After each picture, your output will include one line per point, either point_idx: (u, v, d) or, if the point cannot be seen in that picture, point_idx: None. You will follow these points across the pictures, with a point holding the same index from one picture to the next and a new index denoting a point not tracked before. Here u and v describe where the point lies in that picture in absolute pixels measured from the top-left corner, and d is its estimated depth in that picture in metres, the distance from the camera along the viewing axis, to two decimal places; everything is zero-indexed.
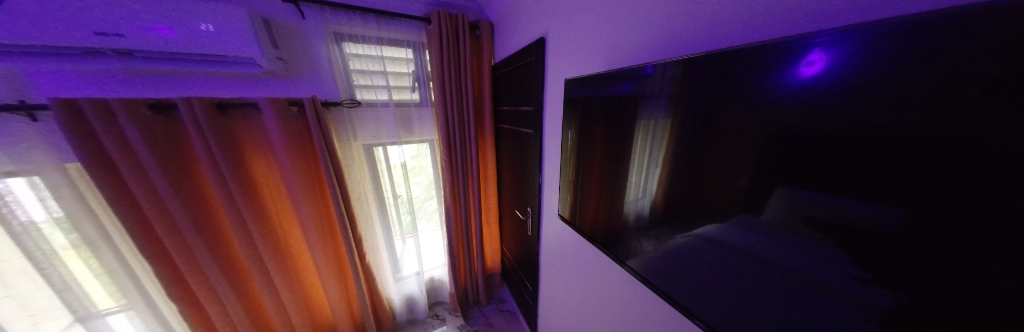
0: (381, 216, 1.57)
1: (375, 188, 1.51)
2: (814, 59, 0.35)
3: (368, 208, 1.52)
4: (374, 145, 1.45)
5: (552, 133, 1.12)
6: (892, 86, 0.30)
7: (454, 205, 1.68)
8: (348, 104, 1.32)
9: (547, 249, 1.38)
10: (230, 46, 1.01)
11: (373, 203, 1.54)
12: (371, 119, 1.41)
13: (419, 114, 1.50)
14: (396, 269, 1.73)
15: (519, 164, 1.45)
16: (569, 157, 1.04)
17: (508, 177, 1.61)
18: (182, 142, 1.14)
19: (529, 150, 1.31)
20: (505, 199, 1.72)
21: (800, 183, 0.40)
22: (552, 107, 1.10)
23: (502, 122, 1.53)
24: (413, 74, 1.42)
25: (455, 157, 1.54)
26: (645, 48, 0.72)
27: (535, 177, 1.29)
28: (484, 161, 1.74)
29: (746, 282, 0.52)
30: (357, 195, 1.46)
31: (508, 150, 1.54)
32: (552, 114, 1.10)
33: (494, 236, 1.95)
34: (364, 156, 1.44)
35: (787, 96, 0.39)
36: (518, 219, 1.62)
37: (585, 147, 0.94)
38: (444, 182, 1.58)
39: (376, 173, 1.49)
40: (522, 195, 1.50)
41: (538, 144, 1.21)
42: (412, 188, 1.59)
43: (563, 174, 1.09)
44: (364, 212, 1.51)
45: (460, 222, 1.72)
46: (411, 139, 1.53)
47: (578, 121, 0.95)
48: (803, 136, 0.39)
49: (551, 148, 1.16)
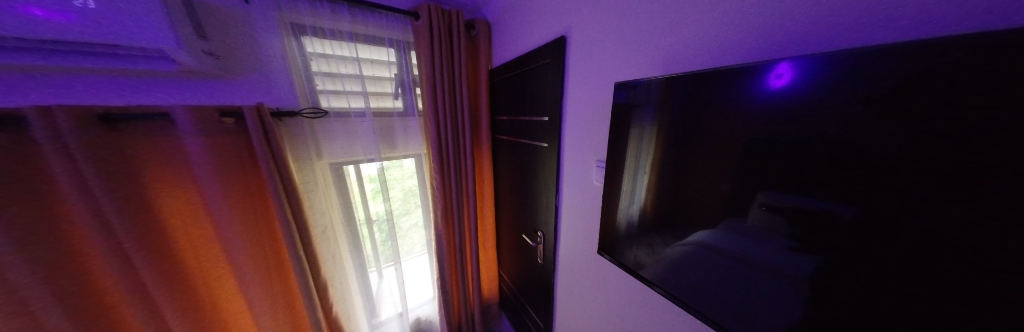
0: (353, 252, 1.24)
1: (346, 217, 1.19)
2: (783, 71, 0.37)
3: (339, 243, 1.20)
4: (346, 163, 1.15)
5: (576, 153, 0.88)
6: (863, 98, 0.30)
7: (447, 231, 1.41)
8: (309, 113, 1.03)
9: (559, 284, 1.15)
10: (130, 33, 0.70)
11: (344, 236, 1.21)
12: (341, 132, 1.12)
13: (403, 126, 1.25)
14: (372, 314, 1.38)
15: (522, 182, 1.25)
16: (586, 179, 0.85)
17: (506, 194, 1.41)
18: (39, 170, 0.76)
19: (540, 169, 1.08)
20: (502, 220, 1.52)
21: (781, 186, 0.39)
22: (570, 120, 0.89)
23: (500, 133, 1.35)
24: (397, 78, 1.18)
25: (448, 175, 1.30)
26: (687, 45, 0.57)
27: (547, 200, 1.07)
28: (480, 179, 1.51)
29: (756, 296, 0.46)
30: (321, 229, 1.12)
31: (506, 165, 1.35)
32: (574, 127, 0.87)
33: (491, 263, 1.68)
34: (335, 178, 1.14)
35: (761, 107, 0.39)
36: (519, 243, 1.41)
37: (592, 162, 0.81)
38: (435, 205, 1.33)
39: (347, 198, 1.17)
40: (524, 218, 1.30)
41: (551, 163, 0.99)
42: (395, 212, 1.31)
43: (585, 201, 0.88)
44: (331, 250, 1.17)
45: (454, 250, 1.45)
46: (391, 156, 1.25)
47: (604, 138, 0.76)
48: (778, 143, 0.38)
49: (566, 170, 0.94)
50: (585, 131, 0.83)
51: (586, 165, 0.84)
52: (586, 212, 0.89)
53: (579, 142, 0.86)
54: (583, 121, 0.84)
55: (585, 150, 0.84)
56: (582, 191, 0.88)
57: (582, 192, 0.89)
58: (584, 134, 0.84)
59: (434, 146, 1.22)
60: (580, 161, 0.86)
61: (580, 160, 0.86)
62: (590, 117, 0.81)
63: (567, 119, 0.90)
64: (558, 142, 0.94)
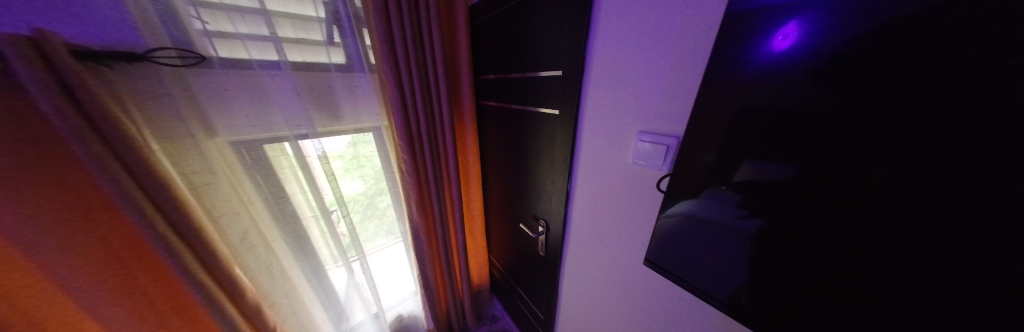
0: (298, 257, 0.89)
1: (274, 213, 0.79)
2: (789, 31, 0.26)
3: (276, 250, 0.83)
4: (260, 145, 0.72)
5: (606, 127, 0.60)
6: (903, 77, 0.21)
7: (427, 226, 1.07)
8: (166, 60, 0.57)
9: (568, 281, 0.95)
10: None
11: (280, 238, 0.83)
12: (240, 91, 0.66)
13: (348, 85, 0.80)
14: (338, 320, 1.08)
15: (518, 162, 0.97)
16: (618, 162, 0.60)
17: (495, 175, 1.15)
18: None
19: (548, 148, 0.79)
20: (492, 204, 1.26)
21: (772, 154, 0.30)
22: (596, 78, 0.59)
23: (486, 99, 1.04)
24: (327, 12, 0.71)
25: (422, 154, 0.95)
26: None
27: (558, 187, 0.80)
28: (465, 156, 1.20)
29: (730, 276, 0.40)
30: (236, 237, 0.73)
31: (496, 139, 1.06)
32: (602, 87, 0.58)
33: (481, 249, 1.43)
34: (247, 168, 0.72)
35: (752, 73, 0.29)
36: (513, 231, 1.19)
37: (629, 138, 0.55)
38: (406, 193, 0.96)
39: (270, 193, 0.77)
40: (518, 204, 1.06)
41: (562, 139, 0.71)
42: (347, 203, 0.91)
43: (612, 191, 0.64)
44: (260, 264, 0.80)
45: (438, 243, 1.13)
46: (336, 132, 0.83)
47: (656, 105, 0.48)
48: (768, 120, 0.29)
49: (587, 150, 0.67)
50: (622, 92, 0.54)
51: (623, 146, 0.57)
52: (614, 205, 0.65)
53: (611, 110, 0.58)
54: (619, 79, 0.54)
55: (621, 121, 0.56)
56: (609, 179, 0.63)
57: (609, 180, 0.63)
58: (620, 96, 0.55)
59: (399, 117, 0.83)
60: (613, 138, 0.59)
61: (613, 137, 0.59)
62: (633, 72, 0.51)
63: (590, 77, 0.60)
64: (574, 110, 0.65)
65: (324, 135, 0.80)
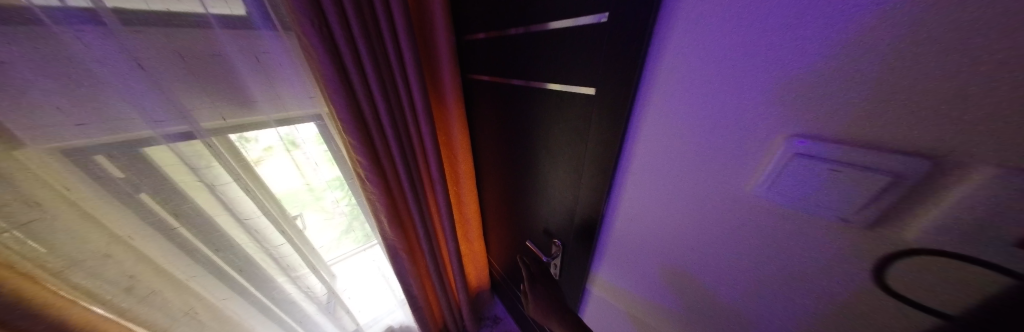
0: (227, 295, 0.65)
1: (173, 244, 0.55)
2: None
3: (193, 290, 0.60)
4: (119, 152, 0.45)
5: (704, 129, 0.33)
6: None
7: (410, 239, 0.83)
8: None
9: (591, 318, 0.73)
10: None
11: (195, 274, 0.59)
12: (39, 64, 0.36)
13: (254, 52, 0.50)
14: None
15: (518, 162, 0.70)
16: (727, 188, 0.34)
17: (492, 172, 0.88)
18: None
19: (571, 150, 0.50)
20: (488, 208, 1.02)
21: None
22: (690, 36, 0.30)
23: (474, 70, 0.72)
24: None
25: (390, 152, 0.66)
26: None
27: (589, 209, 0.52)
28: (451, 151, 0.91)
29: None
30: (112, 286, 0.50)
31: (493, 126, 0.76)
32: (709, 53, 0.30)
33: (478, 253, 1.22)
34: (98, 191, 0.45)
35: None
36: (515, 239, 0.95)
37: (768, 149, 0.28)
38: (371, 206, 0.68)
39: (155, 221, 0.52)
40: (522, 211, 0.81)
41: (601, 139, 0.43)
42: (279, 220, 0.66)
43: (701, 229, 0.39)
44: (169, 309, 0.58)
45: (426, 256, 0.91)
46: (246, 127, 0.55)
47: (872, 88, 0.20)
48: None
49: (653, 163, 0.41)
50: (764, 62, 0.26)
51: (751, 162, 0.30)
52: (697, 250, 0.41)
53: (725, 99, 0.30)
54: (753, 38, 0.26)
55: (747, 120, 0.29)
56: (701, 211, 0.38)
57: (702, 212, 0.38)
58: (756, 69, 0.27)
59: (343, 105, 0.53)
60: (723, 148, 0.32)
61: (724, 147, 0.32)
62: (800, 19, 0.23)
63: (673, 35, 0.32)
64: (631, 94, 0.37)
65: (223, 133, 0.52)
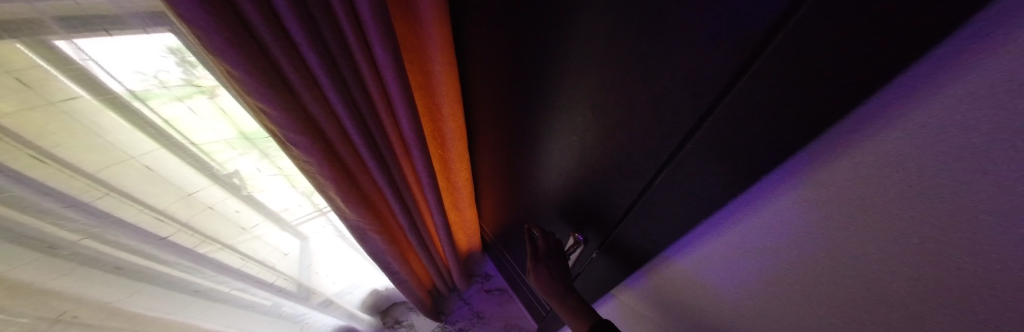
0: (129, 290, 0.47)
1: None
2: None
3: (55, 292, 0.40)
4: None
5: (824, 276, 0.22)
6: None
7: (382, 213, 0.65)
8: None
9: (607, 316, 0.62)
10: None
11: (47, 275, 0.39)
12: None
13: None
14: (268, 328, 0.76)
15: (530, 125, 0.48)
16: None
17: (490, 132, 0.64)
18: None
19: (662, 127, 0.26)
20: (483, 174, 0.83)
21: None
22: (917, 153, 0.14)
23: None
24: None
25: (331, 99, 0.39)
26: None
27: (661, 223, 0.33)
28: (435, 104, 0.61)
29: None
30: None
31: (496, 67, 0.47)
32: (983, 173, 0.13)
33: (470, 221, 1.09)
34: None
35: None
36: (514, 212, 0.80)
37: None
38: (315, 181, 0.46)
39: None
40: (528, 186, 0.62)
41: (738, 118, 0.20)
42: (152, 200, 0.44)
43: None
44: (25, 316, 0.39)
45: (407, 229, 0.75)
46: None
47: None
48: None
49: (736, 262, 0.29)
50: None
51: None
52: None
53: None
54: None
55: None
56: (884, 308, 0.19)
57: (901, 307, 0.19)
58: None
59: (193, 5, 0.24)
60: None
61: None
62: None
63: (876, 135, 0.15)
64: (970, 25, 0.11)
65: None
